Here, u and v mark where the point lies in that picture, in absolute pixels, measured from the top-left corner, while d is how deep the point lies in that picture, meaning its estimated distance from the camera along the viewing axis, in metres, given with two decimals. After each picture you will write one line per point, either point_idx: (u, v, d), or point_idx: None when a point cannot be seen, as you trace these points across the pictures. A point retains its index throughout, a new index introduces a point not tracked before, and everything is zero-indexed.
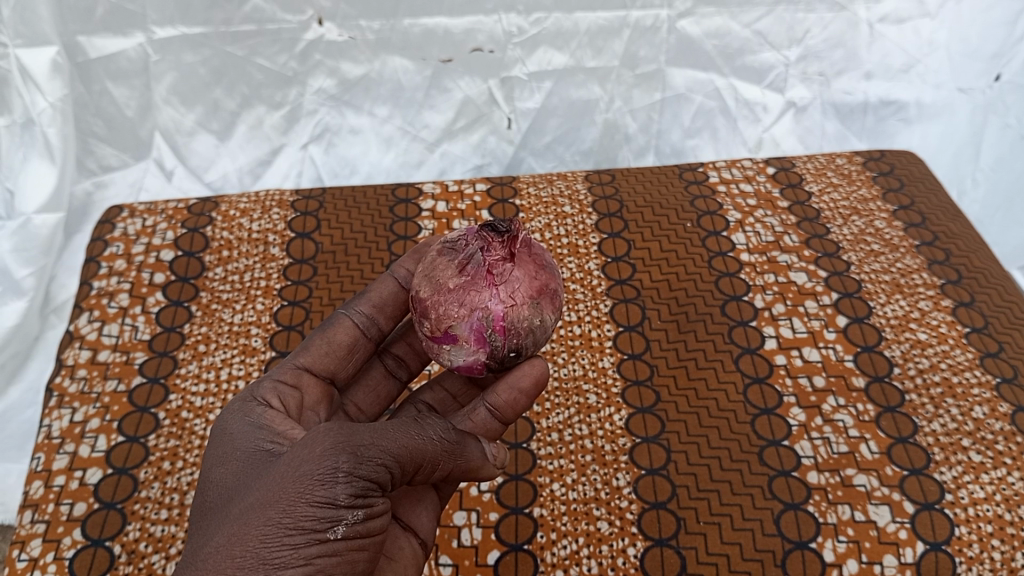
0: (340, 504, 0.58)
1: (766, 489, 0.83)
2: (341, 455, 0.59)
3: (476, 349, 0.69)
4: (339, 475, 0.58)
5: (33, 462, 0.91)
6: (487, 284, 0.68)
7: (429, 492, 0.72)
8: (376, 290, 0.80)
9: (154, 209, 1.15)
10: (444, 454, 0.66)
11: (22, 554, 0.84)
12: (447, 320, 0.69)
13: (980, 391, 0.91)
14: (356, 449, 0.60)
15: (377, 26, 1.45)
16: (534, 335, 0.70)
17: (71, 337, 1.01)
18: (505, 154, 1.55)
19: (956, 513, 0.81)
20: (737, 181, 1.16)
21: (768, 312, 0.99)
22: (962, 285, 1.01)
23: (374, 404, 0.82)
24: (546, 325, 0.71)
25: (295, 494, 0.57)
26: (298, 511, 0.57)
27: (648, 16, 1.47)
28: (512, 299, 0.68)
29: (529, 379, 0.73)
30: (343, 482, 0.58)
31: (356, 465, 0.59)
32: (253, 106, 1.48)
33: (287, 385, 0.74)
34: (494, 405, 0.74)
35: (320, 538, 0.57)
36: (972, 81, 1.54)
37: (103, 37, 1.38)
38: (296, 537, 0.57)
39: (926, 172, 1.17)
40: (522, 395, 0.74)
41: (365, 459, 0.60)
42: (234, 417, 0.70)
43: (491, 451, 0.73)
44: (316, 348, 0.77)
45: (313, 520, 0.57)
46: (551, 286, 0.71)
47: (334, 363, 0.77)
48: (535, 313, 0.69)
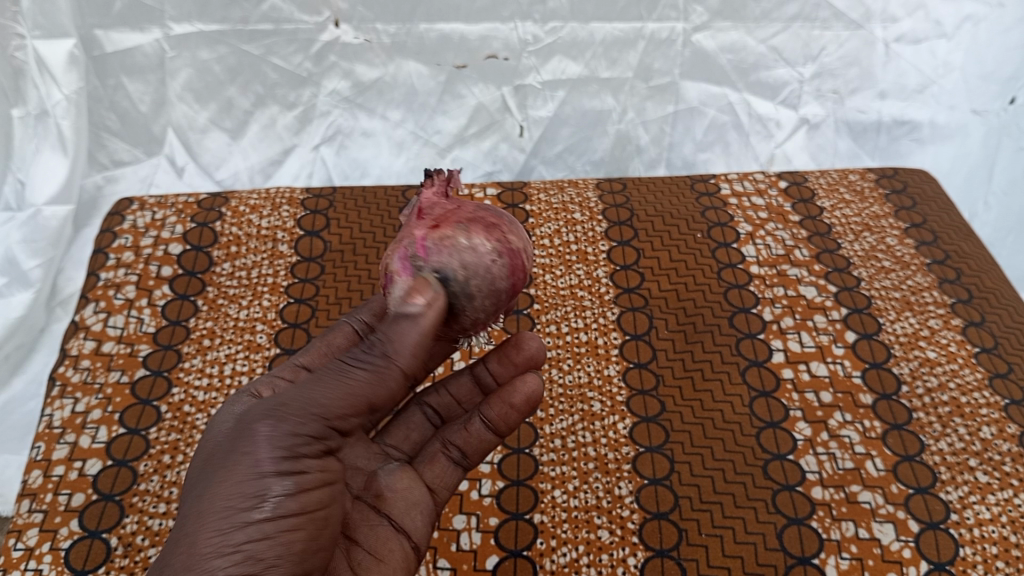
0: (267, 475, 0.57)
1: (769, 504, 0.82)
2: (263, 426, 0.59)
3: (404, 278, 0.64)
4: (260, 441, 0.58)
5: (33, 451, 0.90)
6: (415, 218, 0.68)
7: (425, 496, 0.73)
8: (376, 300, 0.84)
9: (164, 203, 1.15)
10: (383, 375, 0.61)
11: (18, 543, 0.83)
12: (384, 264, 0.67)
13: (989, 411, 0.90)
14: (277, 415, 0.60)
15: (392, 30, 1.45)
16: (467, 254, 0.64)
17: (76, 327, 1.01)
18: (516, 162, 1.55)
19: (962, 533, 0.80)
20: (749, 194, 1.15)
21: (776, 326, 0.98)
22: (972, 305, 1.01)
23: None
24: (481, 252, 0.64)
25: (224, 476, 0.57)
26: (225, 491, 0.57)
27: (664, 29, 1.46)
28: (435, 222, 0.66)
29: (520, 395, 0.75)
30: (267, 450, 0.58)
31: (277, 431, 0.59)
32: (266, 106, 1.48)
33: (284, 380, 0.77)
34: (494, 415, 0.74)
35: (251, 514, 0.56)
36: (987, 104, 1.54)
37: (120, 32, 1.39)
38: (226, 514, 0.56)
39: (938, 191, 1.16)
40: (513, 411, 0.74)
41: (287, 423, 0.59)
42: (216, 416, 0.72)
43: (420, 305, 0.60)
44: (316, 350, 0.80)
45: (241, 496, 0.56)
46: (495, 220, 0.67)
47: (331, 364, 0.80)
48: (461, 231, 0.65)
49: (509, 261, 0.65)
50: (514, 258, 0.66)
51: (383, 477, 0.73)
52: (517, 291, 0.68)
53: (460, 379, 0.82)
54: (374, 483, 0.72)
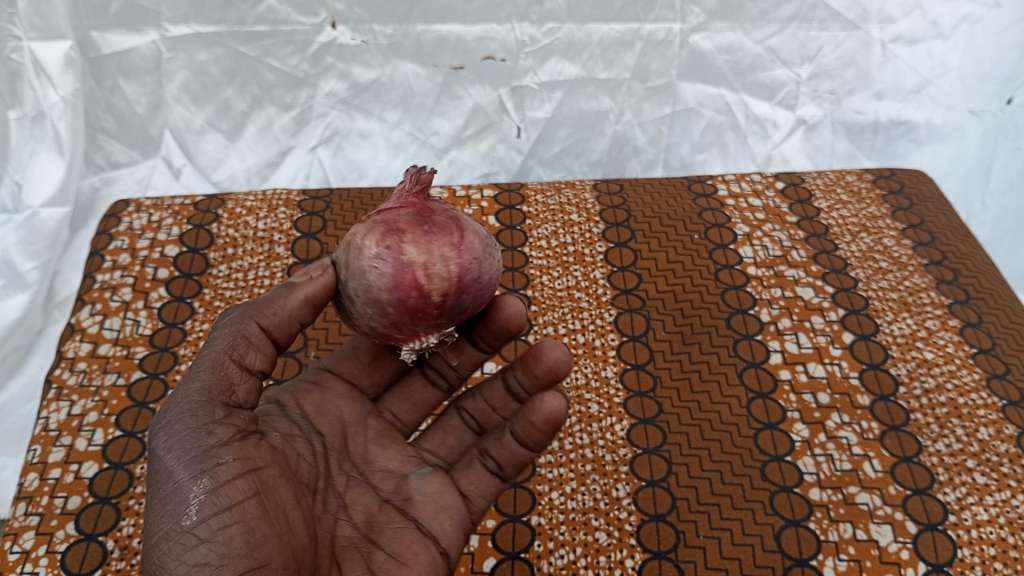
0: (182, 482, 0.57)
1: (767, 505, 0.82)
2: (162, 440, 0.59)
3: None
4: (163, 454, 0.59)
5: (29, 454, 0.90)
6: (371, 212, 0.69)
7: (457, 501, 0.69)
8: None
9: (160, 205, 1.15)
10: (236, 338, 0.64)
11: (15, 546, 0.83)
12: None
13: (986, 412, 0.90)
14: (169, 422, 0.60)
15: (389, 31, 1.45)
16: (353, 262, 0.63)
17: (72, 329, 1.01)
18: (513, 163, 1.55)
19: (959, 534, 0.80)
20: (746, 195, 1.15)
21: (773, 327, 0.98)
22: (969, 305, 1.01)
23: (411, 413, 0.78)
24: (366, 258, 0.62)
25: (153, 502, 0.58)
26: (156, 514, 0.57)
27: (661, 30, 1.47)
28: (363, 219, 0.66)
29: (540, 414, 0.69)
30: (170, 458, 0.58)
31: (174, 437, 0.59)
32: (263, 108, 1.48)
33: (307, 382, 0.74)
34: (521, 430, 0.70)
35: (182, 524, 0.56)
36: (983, 104, 1.54)
37: (117, 33, 1.39)
38: (163, 531, 0.56)
39: (935, 192, 1.16)
40: (538, 430, 0.69)
41: (183, 425, 0.59)
42: None
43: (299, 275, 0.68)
44: (343, 352, 0.77)
45: (167, 513, 0.57)
46: (399, 226, 0.62)
47: (358, 367, 0.77)
48: (363, 232, 0.64)
49: (395, 271, 0.61)
50: (406, 270, 0.61)
51: (413, 482, 0.70)
52: (419, 302, 0.62)
53: (493, 384, 0.77)
54: (404, 487, 0.70)
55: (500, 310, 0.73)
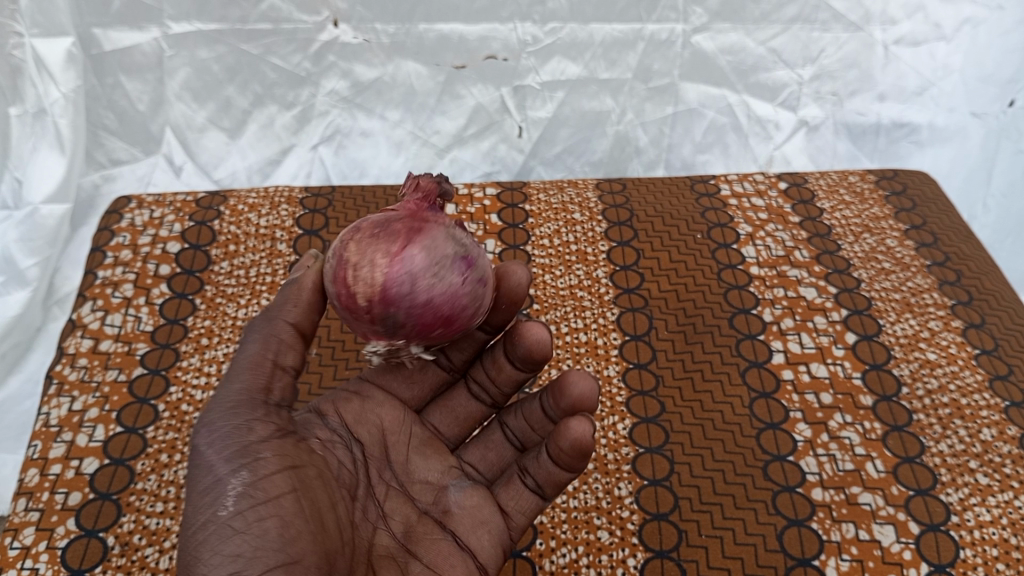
0: (221, 475, 0.60)
1: (769, 505, 0.82)
2: (204, 437, 0.62)
3: None
4: (204, 449, 0.62)
5: (29, 449, 0.90)
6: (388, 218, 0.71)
7: (496, 516, 0.70)
8: None
9: (162, 201, 1.15)
10: (271, 340, 0.67)
11: (14, 542, 0.82)
12: None
13: (989, 413, 0.90)
14: (211, 420, 0.63)
15: (392, 30, 1.45)
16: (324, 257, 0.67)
17: (73, 325, 1.01)
18: (515, 163, 1.55)
19: (962, 535, 0.80)
20: (749, 195, 1.15)
21: (776, 327, 0.98)
22: (972, 306, 1.01)
23: (453, 426, 0.77)
24: (328, 254, 0.66)
25: (191, 497, 0.60)
26: (195, 507, 0.59)
27: (663, 30, 1.46)
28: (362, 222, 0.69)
29: (568, 440, 0.67)
30: (213, 453, 0.61)
31: (217, 433, 0.62)
32: (264, 105, 1.48)
33: (347, 393, 0.73)
34: (555, 451, 0.68)
35: (218, 514, 0.58)
36: (986, 106, 1.54)
37: (118, 31, 1.38)
38: (200, 523, 0.58)
39: (938, 193, 1.16)
40: (569, 455, 0.68)
41: (223, 423, 0.63)
42: None
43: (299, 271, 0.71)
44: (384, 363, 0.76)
45: (205, 504, 0.59)
46: (363, 226, 0.65)
47: (398, 380, 0.76)
48: (341, 232, 0.67)
49: (337, 269, 0.64)
50: (344, 268, 0.63)
51: (451, 492, 0.71)
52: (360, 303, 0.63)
53: (531, 403, 0.74)
54: (442, 498, 0.71)
55: (521, 336, 0.72)
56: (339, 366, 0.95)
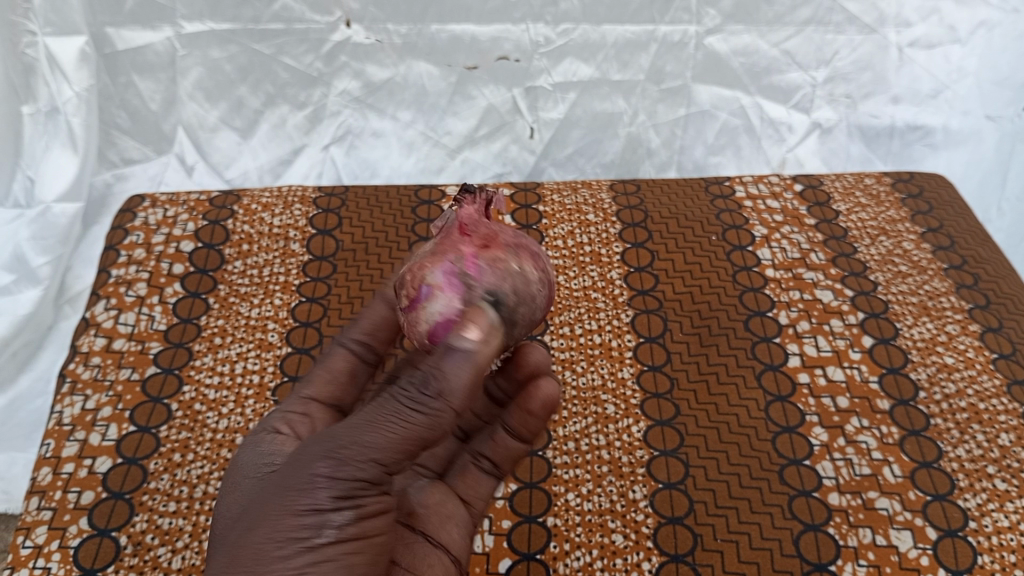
0: (325, 506, 0.57)
1: (786, 509, 0.82)
2: (322, 461, 0.59)
3: (449, 296, 0.64)
4: (320, 480, 0.58)
5: (43, 448, 0.90)
6: (459, 234, 0.68)
7: (460, 509, 0.73)
8: (367, 316, 0.81)
9: (176, 200, 1.15)
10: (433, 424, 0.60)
11: (27, 541, 0.82)
12: (421, 273, 0.65)
13: (1007, 418, 0.89)
14: (336, 453, 0.59)
15: (403, 30, 1.44)
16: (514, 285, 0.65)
17: (87, 324, 1.01)
18: (526, 164, 1.55)
19: (980, 541, 0.79)
20: (764, 197, 1.14)
21: (792, 329, 0.97)
22: (990, 310, 1.00)
23: None
24: (530, 280, 0.66)
25: (280, 506, 0.58)
26: (285, 519, 0.57)
27: (676, 31, 1.46)
28: (489, 244, 0.67)
29: (537, 401, 0.74)
30: (325, 486, 0.58)
31: (335, 468, 0.58)
32: (276, 105, 1.48)
33: (296, 413, 0.75)
34: (521, 418, 0.75)
35: (309, 542, 0.56)
36: (1001, 109, 1.53)
37: (132, 30, 1.39)
38: (286, 540, 0.56)
39: (955, 196, 1.15)
40: (533, 417, 0.75)
41: (345, 462, 0.59)
42: (247, 450, 0.72)
43: (471, 336, 0.59)
44: (319, 378, 0.79)
45: (301, 526, 0.57)
46: (536, 252, 0.70)
47: (337, 389, 0.79)
48: (512, 257, 0.66)
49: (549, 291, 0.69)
50: (550, 292, 0.70)
51: (413, 495, 0.73)
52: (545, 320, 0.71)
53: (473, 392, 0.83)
54: (405, 502, 0.71)
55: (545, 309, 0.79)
56: None
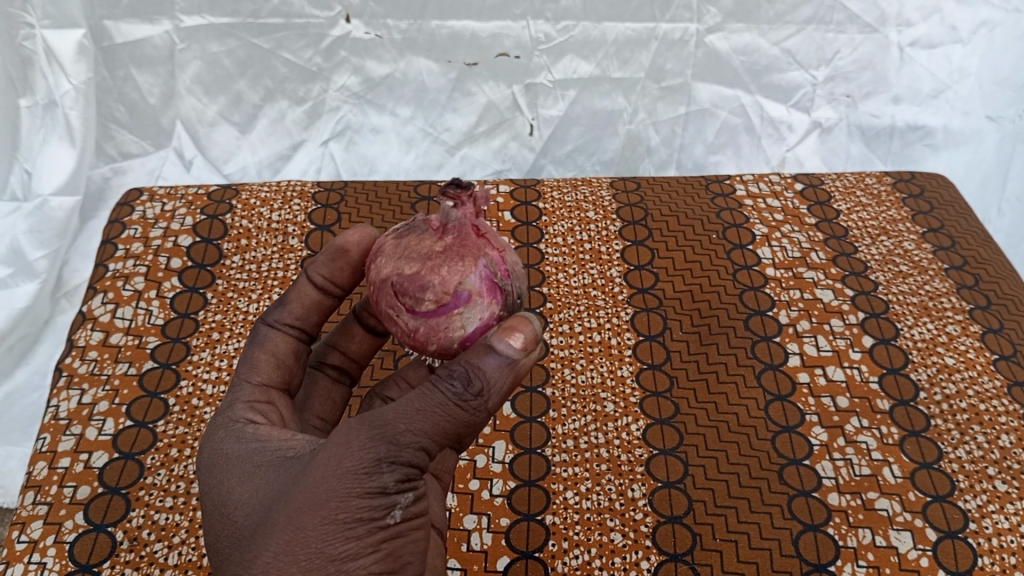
0: (392, 490, 0.56)
1: (785, 509, 0.81)
2: (381, 446, 0.55)
3: (488, 302, 0.64)
4: (384, 465, 0.55)
5: (38, 442, 0.89)
6: (474, 233, 0.66)
7: (432, 482, 0.71)
8: (297, 297, 0.75)
9: (174, 194, 1.15)
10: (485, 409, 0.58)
11: (22, 536, 0.82)
12: (455, 279, 0.63)
13: (1008, 419, 0.89)
14: (394, 437, 0.55)
15: (404, 26, 1.44)
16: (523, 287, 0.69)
17: (83, 317, 1.00)
18: (526, 161, 1.54)
19: (980, 542, 0.79)
20: (764, 196, 1.14)
21: (792, 329, 0.97)
22: (990, 311, 0.99)
23: (332, 411, 0.78)
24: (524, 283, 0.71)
25: (345, 491, 0.54)
26: (350, 505, 0.54)
27: (676, 29, 1.45)
28: (502, 247, 0.68)
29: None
30: (388, 471, 0.55)
31: (396, 452, 0.55)
32: (276, 100, 1.47)
33: (260, 402, 0.68)
34: None
35: (381, 524, 0.56)
36: (1002, 110, 1.53)
37: (130, 23, 1.38)
38: (357, 525, 0.54)
39: (956, 196, 1.15)
40: None
41: (404, 446, 0.55)
42: (231, 442, 0.63)
43: (517, 345, 0.59)
44: (264, 364, 0.71)
45: (370, 510, 0.55)
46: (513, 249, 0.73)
47: (287, 373, 0.73)
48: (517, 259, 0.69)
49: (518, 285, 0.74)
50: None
51: None
52: None
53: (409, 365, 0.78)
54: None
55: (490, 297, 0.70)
56: None
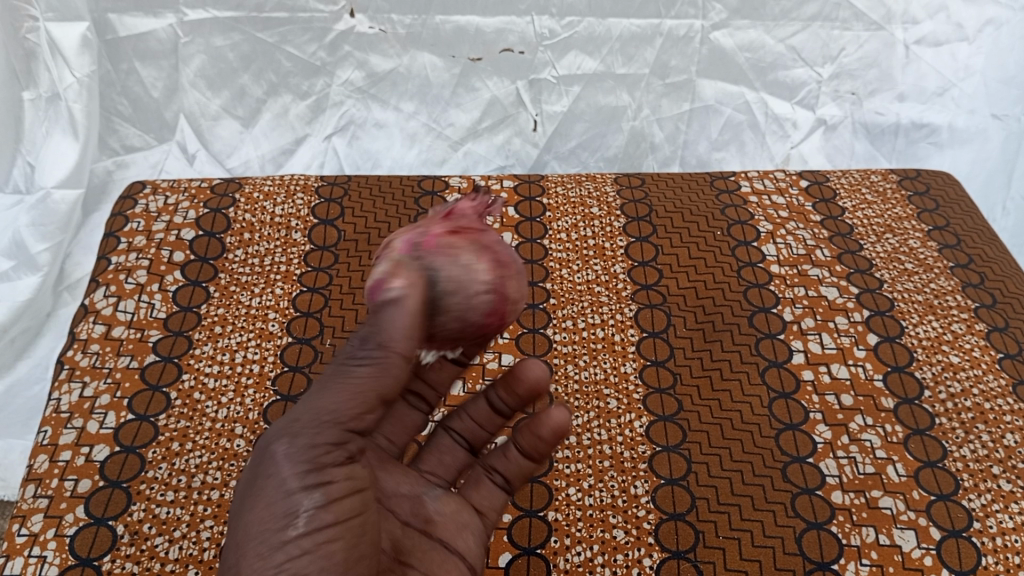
0: (293, 491, 0.52)
1: (789, 507, 0.81)
2: (280, 441, 0.54)
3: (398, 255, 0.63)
4: (279, 459, 0.53)
5: (39, 435, 0.89)
6: (440, 222, 0.69)
7: (475, 519, 0.67)
8: None
9: (176, 187, 1.14)
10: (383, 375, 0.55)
11: (22, 529, 0.82)
12: (391, 238, 0.67)
13: (1012, 418, 0.89)
14: (292, 429, 0.54)
15: (408, 21, 1.43)
16: (458, 268, 0.63)
17: (86, 310, 1.00)
18: (529, 156, 1.54)
19: (984, 542, 0.79)
20: (769, 192, 1.13)
21: (796, 326, 0.96)
22: (996, 310, 0.99)
23: (402, 435, 0.75)
24: (476, 278, 0.64)
25: (252, 502, 0.52)
26: (254, 516, 0.52)
27: (682, 26, 1.45)
28: (459, 233, 0.67)
29: (548, 428, 0.67)
30: (286, 468, 0.52)
31: (291, 444, 0.53)
32: (279, 94, 1.47)
33: None
34: (532, 441, 0.68)
35: (284, 535, 0.50)
36: (1008, 108, 1.52)
37: (134, 16, 1.37)
38: (260, 537, 0.51)
39: (962, 194, 1.15)
40: (541, 442, 0.67)
41: (302, 437, 0.53)
42: None
43: (400, 281, 0.57)
44: None
45: (270, 519, 0.51)
46: (505, 260, 0.68)
47: None
48: (472, 250, 0.66)
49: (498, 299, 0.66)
50: (501, 303, 0.66)
51: (428, 502, 0.66)
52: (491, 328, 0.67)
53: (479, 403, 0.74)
54: (421, 508, 0.65)
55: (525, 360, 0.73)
56: None
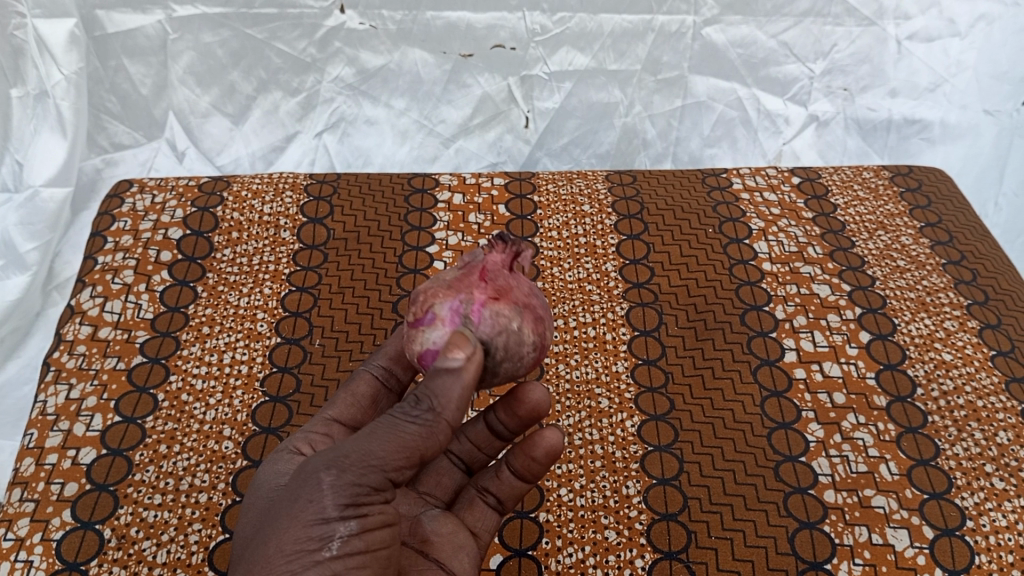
0: (331, 518, 0.55)
1: (781, 506, 0.81)
2: (326, 470, 0.56)
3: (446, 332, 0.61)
4: (323, 488, 0.55)
5: (26, 438, 0.88)
6: (477, 277, 0.65)
7: (470, 540, 0.68)
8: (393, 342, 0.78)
9: (164, 186, 1.13)
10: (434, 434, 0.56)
11: (8, 533, 0.81)
12: (432, 301, 0.63)
13: (1005, 416, 0.89)
14: (338, 461, 0.56)
15: (398, 17, 1.42)
16: (507, 340, 0.62)
17: (72, 311, 0.99)
18: (521, 153, 1.53)
19: (977, 540, 0.79)
20: (761, 189, 1.13)
21: (788, 324, 0.96)
22: (988, 307, 0.99)
23: None
24: (524, 342, 0.62)
25: (290, 519, 0.56)
26: (290, 534, 0.55)
27: (673, 21, 1.44)
28: (502, 293, 0.64)
29: (541, 449, 0.69)
30: (329, 495, 0.55)
31: (337, 476, 0.55)
32: (269, 91, 1.45)
33: (318, 434, 0.72)
34: (525, 462, 0.70)
35: (318, 557, 0.55)
36: (1000, 104, 1.52)
37: (123, 12, 1.36)
38: (295, 555, 0.55)
39: (954, 191, 1.14)
40: (535, 463, 0.69)
41: (346, 471, 0.56)
42: (271, 466, 0.70)
43: (459, 359, 0.56)
44: (342, 400, 0.75)
45: (307, 539, 0.55)
46: (544, 314, 0.66)
47: (360, 414, 0.75)
48: (519, 315, 0.63)
49: (539, 356, 0.65)
50: (542, 356, 0.65)
51: (426, 523, 0.68)
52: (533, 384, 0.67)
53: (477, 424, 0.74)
54: (418, 528, 0.67)
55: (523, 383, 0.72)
56: (343, 359, 0.93)
